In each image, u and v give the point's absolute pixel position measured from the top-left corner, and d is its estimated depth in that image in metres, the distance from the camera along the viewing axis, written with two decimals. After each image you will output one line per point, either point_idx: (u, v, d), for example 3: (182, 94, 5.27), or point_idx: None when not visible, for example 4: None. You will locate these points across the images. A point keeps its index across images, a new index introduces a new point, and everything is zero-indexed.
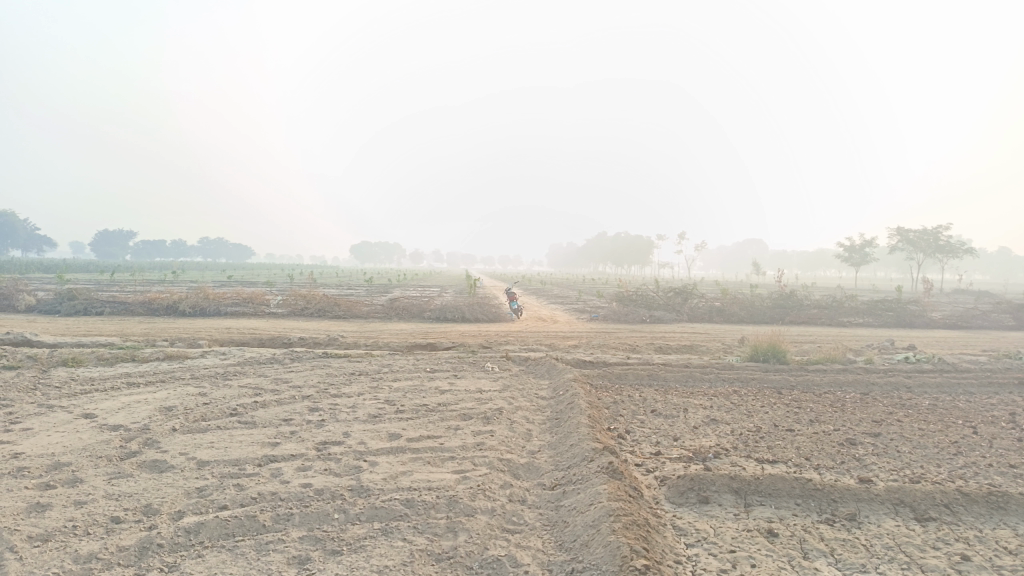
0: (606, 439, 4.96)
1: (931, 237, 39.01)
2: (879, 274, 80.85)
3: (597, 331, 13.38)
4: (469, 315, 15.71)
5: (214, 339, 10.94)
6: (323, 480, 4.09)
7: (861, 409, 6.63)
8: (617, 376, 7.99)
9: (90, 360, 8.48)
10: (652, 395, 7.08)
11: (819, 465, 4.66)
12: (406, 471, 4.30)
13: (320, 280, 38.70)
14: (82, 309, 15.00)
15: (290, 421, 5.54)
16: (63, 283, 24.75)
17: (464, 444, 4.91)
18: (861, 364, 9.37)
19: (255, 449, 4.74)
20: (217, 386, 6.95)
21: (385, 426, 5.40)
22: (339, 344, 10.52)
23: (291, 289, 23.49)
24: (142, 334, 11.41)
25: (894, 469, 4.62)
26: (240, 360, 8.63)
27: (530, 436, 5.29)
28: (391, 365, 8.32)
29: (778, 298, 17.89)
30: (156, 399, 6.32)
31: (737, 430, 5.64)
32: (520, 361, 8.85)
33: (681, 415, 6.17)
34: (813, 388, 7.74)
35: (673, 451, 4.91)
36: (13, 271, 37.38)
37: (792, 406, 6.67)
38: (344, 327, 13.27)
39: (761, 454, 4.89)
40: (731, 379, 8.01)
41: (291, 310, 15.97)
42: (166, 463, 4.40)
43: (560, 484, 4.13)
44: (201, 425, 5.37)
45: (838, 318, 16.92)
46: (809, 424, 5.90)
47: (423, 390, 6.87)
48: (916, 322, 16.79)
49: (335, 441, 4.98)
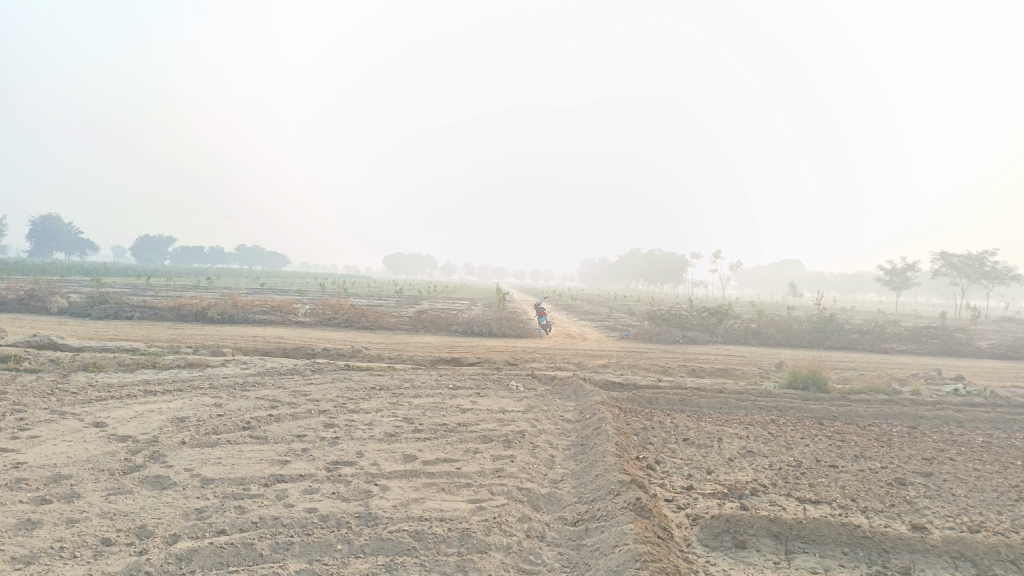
0: (634, 470, 4.65)
1: (976, 263, 37.79)
2: (920, 299, 78.77)
3: (628, 351, 13.01)
4: (497, 330, 15.43)
5: (238, 347, 10.83)
6: (329, 505, 3.83)
7: (909, 445, 6.20)
8: (647, 400, 7.64)
9: (112, 366, 8.40)
10: (684, 422, 6.72)
11: (866, 508, 4.28)
12: (419, 499, 4.03)
13: (352, 290, 38.86)
14: (113, 313, 15.07)
15: (303, 438, 5.31)
16: (99, 286, 25.16)
17: (482, 470, 4.63)
18: (908, 395, 8.87)
19: (263, 467, 4.52)
20: (234, 397, 6.77)
21: (401, 447, 5.15)
22: (363, 356, 10.34)
23: (322, 298, 23.51)
24: (168, 340, 11.36)
25: (950, 515, 4.22)
26: (261, 370, 8.46)
27: (554, 464, 4.99)
28: (413, 379, 8.09)
29: (817, 322, 17.33)
30: (170, 409, 6.15)
31: (775, 464, 5.28)
32: (546, 380, 8.54)
33: (715, 445, 5.82)
34: (856, 419, 7.31)
35: (707, 486, 4.57)
36: (54, 273, 38.29)
37: (835, 440, 6.26)
38: (370, 339, 13.09)
39: (802, 493, 4.53)
40: (768, 407, 7.61)
41: (319, 319, 15.90)
42: (168, 480, 4.19)
43: (582, 520, 3.82)
44: (212, 439, 5.17)
45: (879, 345, 16.27)
46: (853, 461, 5.50)
47: (444, 408, 6.61)
48: (962, 351, 16.08)
49: (346, 461, 4.73)
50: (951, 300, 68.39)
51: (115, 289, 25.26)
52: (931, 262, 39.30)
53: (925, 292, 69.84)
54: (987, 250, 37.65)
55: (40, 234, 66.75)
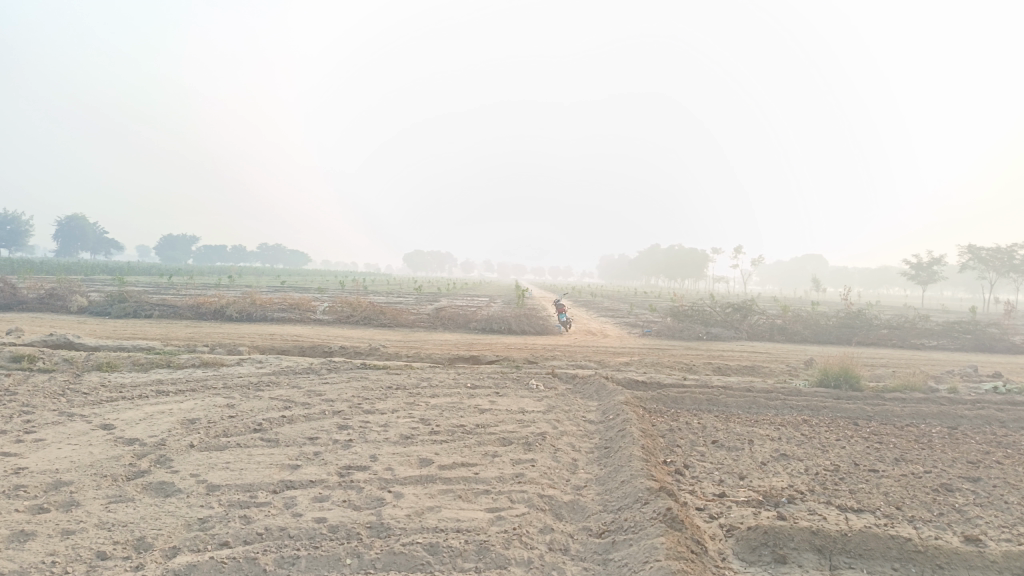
0: (662, 476, 4.39)
1: (1005, 255, 36.91)
2: (948, 293, 77.31)
3: (650, 348, 12.72)
4: (516, 327, 15.19)
5: (254, 345, 10.70)
6: (339, 515, 3.61)
7: (953, 447, 5.86)
8: (673, 399, 7.36)
9: (126, 365, 8.28)
10: (712, 422, 6.44)
11: (914, 518, 3.99)
12: (434, 508, 3.80)
13: (372, 288, 38.75)
14: (132, 312, 15.05)
15: (315, 441, 5.11)
16: (120, 285, 25.36)
17: (501, 476, 4.40)
18: (944, 393, 8.51)
19: (272, 473, 4.32)
20: (247, 398, 6.60)
21: (416, 450, 4.93)
22: (380, 354, 10.16)
23: (341, 295, 23.43)
24: (184, 339, 11.26)
25: (1005, 526, 3.91)
26: (276, 369, 8.29)
27: (577, 468, 4.74)
28: (430, 378, 7.86)
29: (845, 317, 16.88)
30: (181, 411, 5.98)
31: (811, 469, 4.99)
32: (567, 379, 8.29)
33: (746, 448, 5.53)
34: (893, 419, 6.98)
35: (740, 493, 4.30)
36: (78, 272, 38.69)
37: (873, 442, 5.94)
38: (388, 336, 12.92)
39: (843, 501, 4.24)
40: (800, 406, 7.29)
41: (337, 316, 15.75)
42: (172, 487, 4.00)
43: (608, 531, 3.57)
44: (221, 442, 4.98)
45: (910, 340, 15.79)
46: (894, 465, 5.19)
47: (462, 408, 6.38)
48: (997, 346, 15.56)
49: (359, 466, 4.52)
50: (979, 293, 67.04)
51: (137, 287, 25.40)
52: (958, 255, 38.52)
53: (953, 285, 68.56)
54: (1017, 243, 36.72)
55: (66, 234, 67.64)
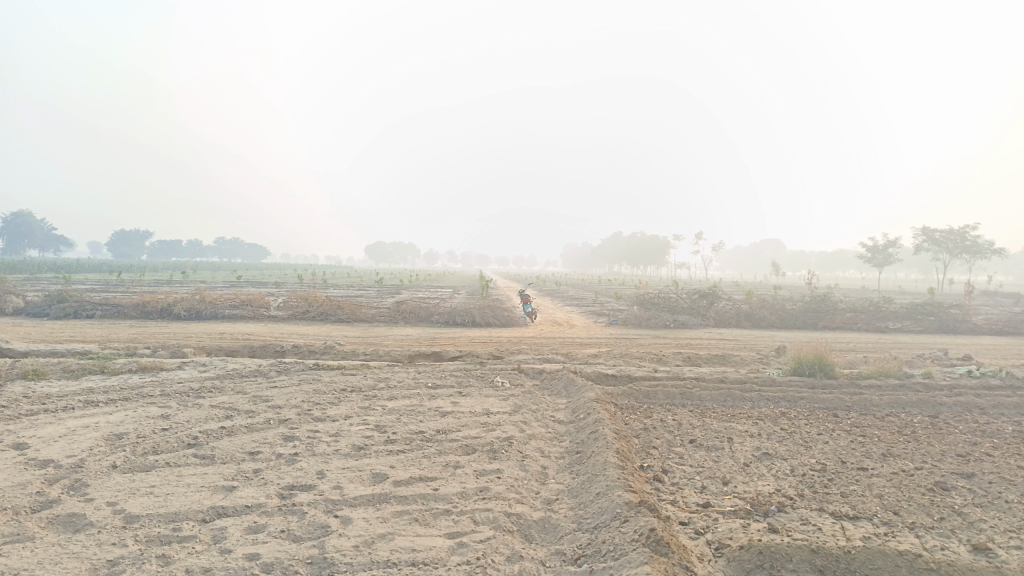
0: (640, 486, 3.99)
1: (957, 237, 37.55)
2: (902, 275, 78.99)
3: (618, 338, 12.37)
4: (480, 319, 14.73)
5: (200, 346, 10.05)
6: (274, 550, 3.12)
7: (938, 439, 5.58)
8: (645, 394, 6.99)
9: (55, 372, 7.60)
10: (687, 419, 6.08)
11: (915, 525, 3.66)
12: (387, 535, 3.33)
13: (332, 281, 38.03)
14: (72, 312, 14.21)
15: (256, 456, 4.59)
16: (64, 280, 24.25)
17: (464, 491, 3.96)
18: (919, 378, 8.29)
19: (203, 498, 3.81)
20: (185, 407, 6.02)
21: (369, 464, 4.45)
22: (336, 352, 9.63)
23: (300, 291, 22.68)
24: (125, 341, 10.55)
25: (1012, 530, 3.61)
26: (221, 373, 7.70)
27: (546, 479, 4.32)
28: (388, 378, 7.37)
29: (810, 301, 16.79)
30: (108, 425, 5.40)
31: (797, 469, 4.64)
32: (533, 375, 7.86)
33: (726, 447, 5.17)
34: (872, 409, 6.72)
35: (725, 502, 3.93)
36: (22, 271, 37.13)
37: (856, 435, 5.64)
38: (345, 333, 12.34)
39: (836, 507, 3.89)
40: (777, 398, 6.99)
41: (293, 313, 15.11)
42: (83, 521, 3.46)
43: (585, 557, 3.16)
44: (148, 461, 4.44)
45: (875, 324, 15.75)
46: (882, 462, 4.87)
47: (421, 412, 5.91)
48: (960, 328, 15.60)
49: (304, 486, 4.02)
50: (933, 274, 68.57)
51: (83, 286, 24.29)
52: (913, 237, 39.13)
53: (907, 266, 69.99)
54: (968, 224, 37.45)
55: (11, 232, 64.96)
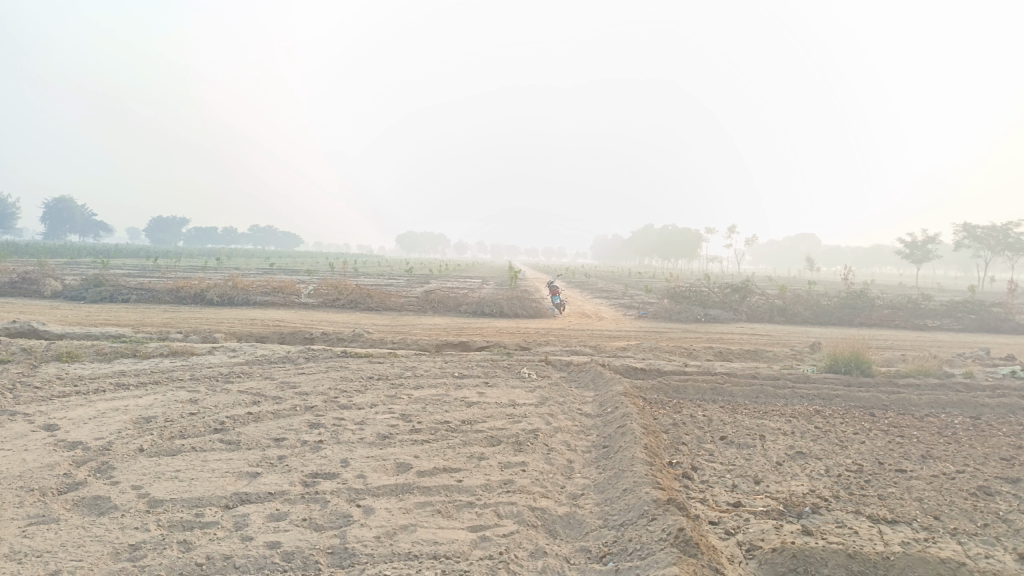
0: (669, 483, 3.89)
1: (1000, 233, 36.50)
2: (941, 272, 77.17)
3: (647, 331, 12.21)
4: (508, 310, 14.67)
5: (231, 332, 10.14)
6: (295, 539, 3.09)
7: (981, 442, 5.37)
8: (675, 388, 6.86)
9: (89, 355, 7.71)
10: (718, 415, 5.95)
11: (957, 531, 3.50)
12: (409, 527, 3.28)
13: (363, 270, 38.27)
14: (109, 296, 14.45)
15: (281, 443, 4.58)
16: (102, 264, 24.73)
17: (488, 483, 3.89)
18: (960, 378, 8.03)
19: (226, 484, 3.80)
20: (213, 392, 6.05)
21: (393, 453, 4.40)
22: (364, 340, 9.65)
23: (330, 278, 22.83)
24: (158, 325, 10.68)
25: None
26: (250, 358, 7.74)
27: (573, 473, 4.24)
28: (415, 367, 7.33)
29: (846, 297, 16.42)
30: (137, 408, 5.44)
31: (832, 469, 4.49)
32: (561, 367, 7.77)
33: (758, 445, 5.03)
34: (910, 409, 6.51)
35: (757, 502, 3.81)
36: (62, 256, 38.00)
37: (893, 436, 5.45)
38: (374, 321, 12.37)
39: (874, 510, 3.75)
40: (811, 395, 6.81)
41: (323, 300, 15.19)
42: (108, 504, 3.47)
43: (610, 555, 3.07)
44: (175, 445, 4.45)
45: (912, 322, 15.35)
46: (922, 464, 4.70)
47: (447, 402, 5.85)
48: (1002, 327, 15.13)
49: (327, 474, 3.99)
50: (974, 271, 66.85)
51: (121, 271, 24.72)
52: (953, 233, 38.13)
53: (947, 263, 68.32)
54: (1012, 220, 36.38)
55: (52, 217, 66.50)
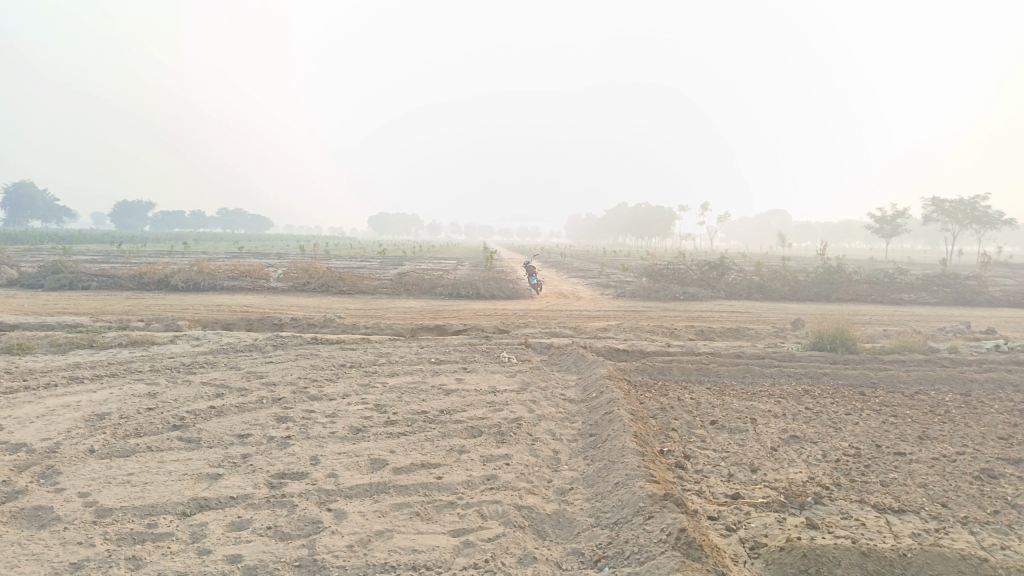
0: (663, 475, 3.66)
1: (968, 207, 36.94)
2: (910, 246, 78.33)
3: (627, 310, 12.01)
4: (485, 291, 14.38)
5: (196, 319, 9.71)
6: (258, 551, 2.79)
7: (975, 420, 5.22)
8: (659, 370, 6.63)
9: (42, 347, 7.27)
10: (706, 397, 5.73)
11: (967, 520, 3.31)
12: (385, 532, 2.99)
13: (333, 252, 37.63)
14: (68, 284, 13.87)
15: (245, 440, 4.26)
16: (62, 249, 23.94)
17: (469, 480, 3.62)
18: (945, 353, 7.92)
19: (183, 489, 3.48)
20: (174, 384, 5.69)
21: (366, 448, 4.10)
22: (336, 325, 9.30)
23: (302, 262, 22.26)
24: (119, 313, 10.22)
25: None
26: (215, 347, 7.35)
27: (559, 466, 3.99)
28: (389, 354, 7.02)
29: (824, 272, 16.36)
30: (90, 404, 5.06)
31: (830, 454, 4.29)
32: (541, 350, 7.51)
33: (751, 429, 4.82)
34: (900, 386, 6.37)
35: (757, 493, 3.59)
36: (22, 243, 36.90)
37: (887, 416, 5.28)
38: (346, 305, 12.00)
39: (879, 499, 3.54)
40: (799, 373, 6.64)
41: (293, 284, 14.76)
42: (50, 515, 3.14)
43: (605, 559, 2.82)
44: (130, 445, 4.11)
45: (889, 296, 15.36)
46: (920, 446, 4.52)
47: (423, 390, 5.56)
48: (977, 301, 15.20)
49: (295, 474, 3.68)
50: (941, 244, 67.90)
51: (84, 257, 23.91)
52: (922, 207, 38.53)
53: (915, 237, 69.32)
54: (979, 194, 36.83)
55: (12, 202, 64.53)
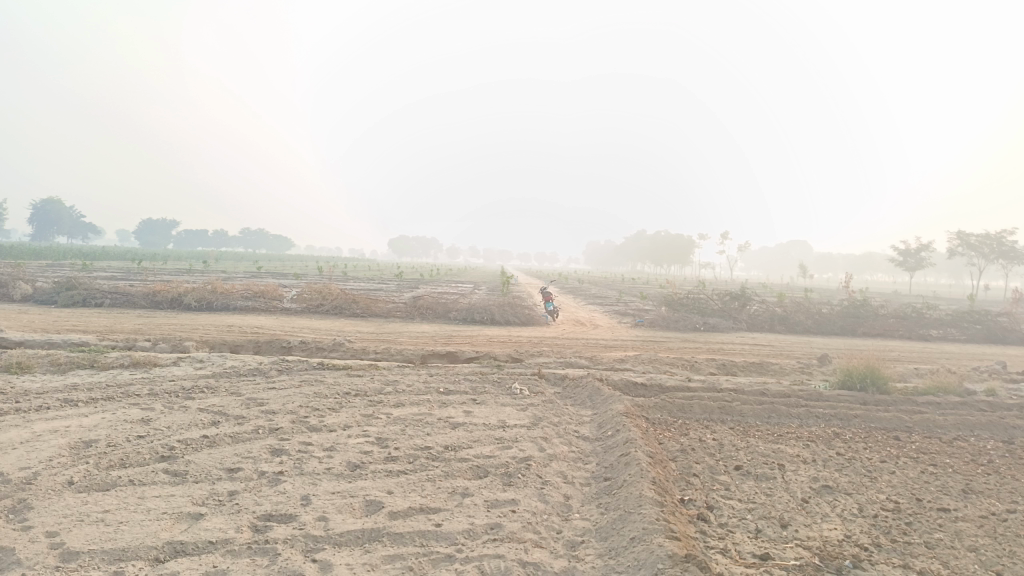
0: (683, 530, 3.32)
1: (994, 242, 36.23)
2: (933, 279, 77.11)
3: (645, 341, 11.66)
4: (499, 318, 14.10)
5: (204, 340, 9.51)
6: None
7: (1022, 472, 4.82)
8: (680, 407, 6.28)
9: (42, 366, 7.07)
10: (730, 438, 5.38)
11: None
12: None
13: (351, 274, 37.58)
14: (80, 300, 13.80)
15: (235, 475, 3.98)
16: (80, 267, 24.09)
17: (471, 530, 3.30)
18: (982, 396, 7.49)
19: (160, 530, 3.20)
20: (169, 410, 5.44)
21: (363, 488, 3.81)
22: (345, 349, 9.06)
23: (319, 283, 22.11)
24: (127, 332, 10.06)
25: None
26: (217, 371, 7.11)
27: (570, 514, 3.66)
28: (396, 382, 6.74)
29: (849, 305, 15.91)
30: (78, 430, 4.82)
31: (867, 508, 3.93)
32: (555, 382, 7.19)
33: (779, 476, 4.47)
34: (936, 431, 5.98)
35: (789, 552, 3.25)
36: (44, 258, 37.29)
37: (926, 465, 4.89)
38: (358, 328, 11.76)
39: (925, 564, 3.18)
40: (830, 415, 6.26)
41: (306, 305, 14.58)
42: (10, 557, 2.87)
43: None
44: (111, 478, 3.85)
45: (917, 331, 14.87)
46: (965, 500, 4.14)
47: (429, 423, 5.26)
48: (1009, 338, 14.66)
49: (283, 516, 3.40)
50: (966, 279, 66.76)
51: (102, 274, 23.99)
52: (948, 241, 37.82)
53: (940, 271, 68.25)
54: (1006, 229, 36.10)
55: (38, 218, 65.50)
